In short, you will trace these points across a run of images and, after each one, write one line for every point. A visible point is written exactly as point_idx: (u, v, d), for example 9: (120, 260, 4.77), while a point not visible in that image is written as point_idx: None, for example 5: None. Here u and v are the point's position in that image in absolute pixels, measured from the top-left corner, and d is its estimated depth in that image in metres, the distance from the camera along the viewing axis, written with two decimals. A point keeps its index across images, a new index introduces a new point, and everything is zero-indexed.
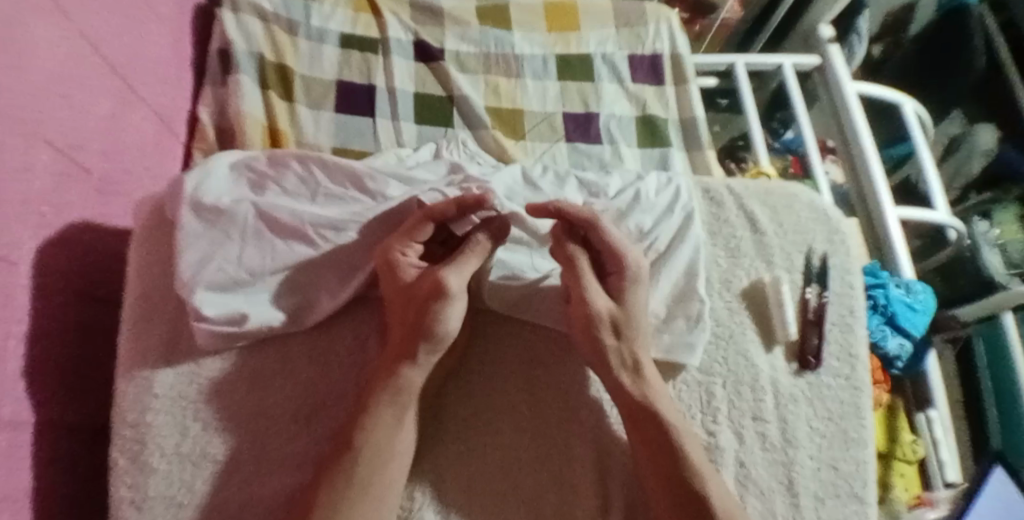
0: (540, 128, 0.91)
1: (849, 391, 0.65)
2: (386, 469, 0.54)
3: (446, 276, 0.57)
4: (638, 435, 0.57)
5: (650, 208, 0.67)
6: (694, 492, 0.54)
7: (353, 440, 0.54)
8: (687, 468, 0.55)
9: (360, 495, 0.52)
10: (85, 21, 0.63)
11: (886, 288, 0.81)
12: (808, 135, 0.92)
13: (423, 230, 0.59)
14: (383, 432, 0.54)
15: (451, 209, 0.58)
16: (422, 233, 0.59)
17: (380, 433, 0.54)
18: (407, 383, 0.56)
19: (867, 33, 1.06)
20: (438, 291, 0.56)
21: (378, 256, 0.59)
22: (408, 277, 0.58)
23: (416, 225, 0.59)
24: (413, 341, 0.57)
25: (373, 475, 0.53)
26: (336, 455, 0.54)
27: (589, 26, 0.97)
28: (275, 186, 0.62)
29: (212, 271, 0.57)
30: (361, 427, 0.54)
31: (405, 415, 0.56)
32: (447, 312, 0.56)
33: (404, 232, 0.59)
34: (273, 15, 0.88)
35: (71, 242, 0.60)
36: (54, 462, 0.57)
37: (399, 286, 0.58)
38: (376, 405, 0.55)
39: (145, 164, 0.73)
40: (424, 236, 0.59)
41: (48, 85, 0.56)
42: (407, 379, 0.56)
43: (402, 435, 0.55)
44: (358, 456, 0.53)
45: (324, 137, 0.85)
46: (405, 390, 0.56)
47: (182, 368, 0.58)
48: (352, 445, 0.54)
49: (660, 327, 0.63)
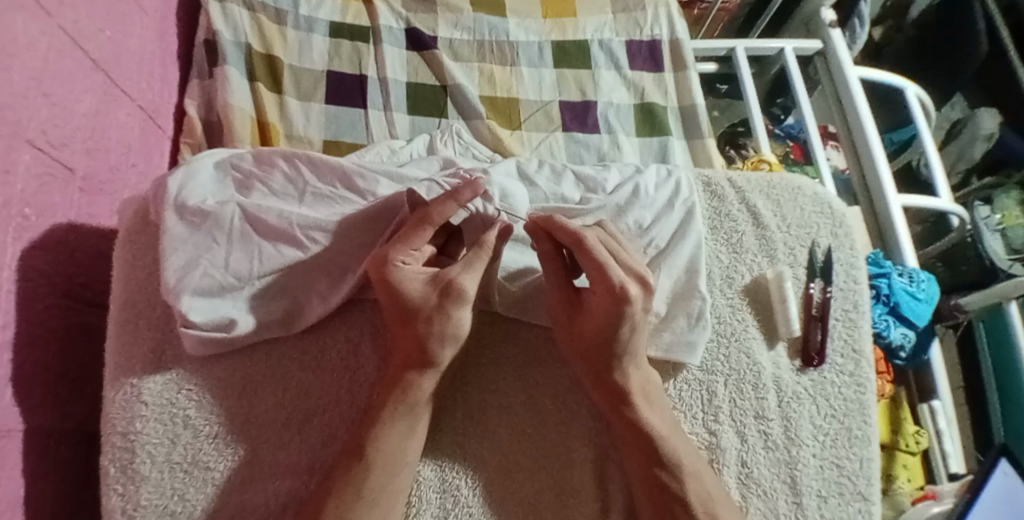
0: (536, 118, 0.88)
1: (853, 387, 0.64)
2: (395, 480, 0.53)
3: (462, 280, 0.56)
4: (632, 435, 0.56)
5: (650, 204, 0.65)
6: (674, 495, 0.55)
7: (362, 449, 0.52)
8: (682, 471, 0.55)
9: (365, 507, 0.51)
10: (66, 15, 0.61)
11: (890, 277, 0.79)
12: (810, 121, 0.90)
13: (417, 235, 0.56)
14: (393, 443, 0.53)
15: (451, 208, 0.55)
16: (422, 237, 0.56)
17: (386, 443, 0.53)
18: (420, 392, 0.55)
19: (868, 17, 1.04)
20: (455, 295, 0.55)
21: (374, 266, 0.56)
22: (410, 288, 0.55)
23: (413, 232, 0.56)
24: (423, 343, 0.55)
25: (382, 487, 0.52)
26: (345, 465, 0.52)
27: (586, 12, 0.94)
28: (261, 186, 0.60)
29: (198, 276, 0.55)
30: (367, 436, 0.53)
31: (417, 423, 0.55)
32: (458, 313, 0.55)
33: (402, 239, 0.56)
34: (260, 5, 0.86)
35: (55, 246, 0.57)
36: (42, 472, 0.56)
37: (400, 297, 0.55)
38: (388, 416, 0.54)
39: (132, 162, 0.71)
40: (423, 241, 0.56)
41: (28, 83, 0.54)
42: (420, 389, 0.55)
43: (413, 445, 0.54)
44: (368, 469, 0.52)
45: (315, 130, 0.83)
46: (420, 400, 0.55)
47: (171, 374, 0.56)
48: (355, 454, 0.53)
49: (660, 325, 0.61)
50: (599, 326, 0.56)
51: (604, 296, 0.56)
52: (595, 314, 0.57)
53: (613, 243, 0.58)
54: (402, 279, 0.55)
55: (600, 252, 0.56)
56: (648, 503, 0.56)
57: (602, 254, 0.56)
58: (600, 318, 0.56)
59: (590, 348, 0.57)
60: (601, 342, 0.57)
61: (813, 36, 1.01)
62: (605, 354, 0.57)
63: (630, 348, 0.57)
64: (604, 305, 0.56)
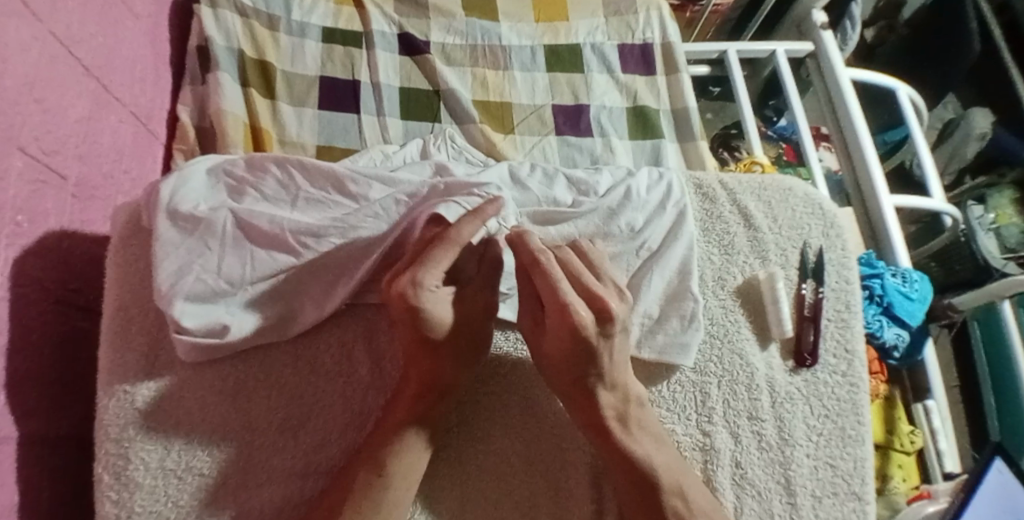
0: (529, 122, 0.89)
1: (846, 387, 0.64)
2: (409, 492, 0.54)
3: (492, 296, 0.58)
4: (611, 447, 0.55)
5: (642, 206, 0.65)
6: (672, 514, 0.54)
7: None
8: (664, 484, 0.54)
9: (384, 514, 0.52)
10: (58, 21, 0.61)
11: (883, 277, 0.79)
12: (802, 122, 0.90)
13: (441, 256, 0.53)
14: (414, 454, 0.54)
15: (476, 226, 0.54)
16: (447, 259, 0.54)
17: (412, 457, 0.54)
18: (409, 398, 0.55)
19: (860, 18, 1.05)
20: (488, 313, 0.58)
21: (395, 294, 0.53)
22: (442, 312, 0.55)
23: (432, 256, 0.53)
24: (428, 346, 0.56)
25: (401, 499, 0.53)
26: (351, 473, 0.53)
27: (578, 15, 0.95)
28: (254, 191, 0.60)
29: (190, 281, 0.55)
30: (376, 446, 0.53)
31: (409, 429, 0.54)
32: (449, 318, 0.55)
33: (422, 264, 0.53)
34: (254, 11, 0.86)
35: (48, 252, 0.57)
36: (37, 478, 0.56)
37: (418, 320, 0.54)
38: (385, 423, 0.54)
39: (124, 168, 0.71)
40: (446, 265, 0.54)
41: (20, 89, 0.54)
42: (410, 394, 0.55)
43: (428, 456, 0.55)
44: (388, 483, 0.52)
45: (308, 135, 0.83)
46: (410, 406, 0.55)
47: (165, 380, 0.56)
48: (363, 464, 0.53)
49: (653, 327, 0.61)
50: (562, 348, 0.55)
51: (555, 317, 0.53)
52: (555, 334, 0.55)
53: (575, 263, 0.55)
54: (431, 304, 0.54)
55: (556, 272, 0.53)
56: (633, 509, 0.55)
57: (559, 275, 0.53)
58: (563, 341, 0.54)
59: (567, 368, 0.56)
60: (564, 359, 0.55)
61: (805, 37, 1.02)
62: (574, 372, 0.55)
63: (603, 368, 0.55)
64: (564, 330, 0.53)
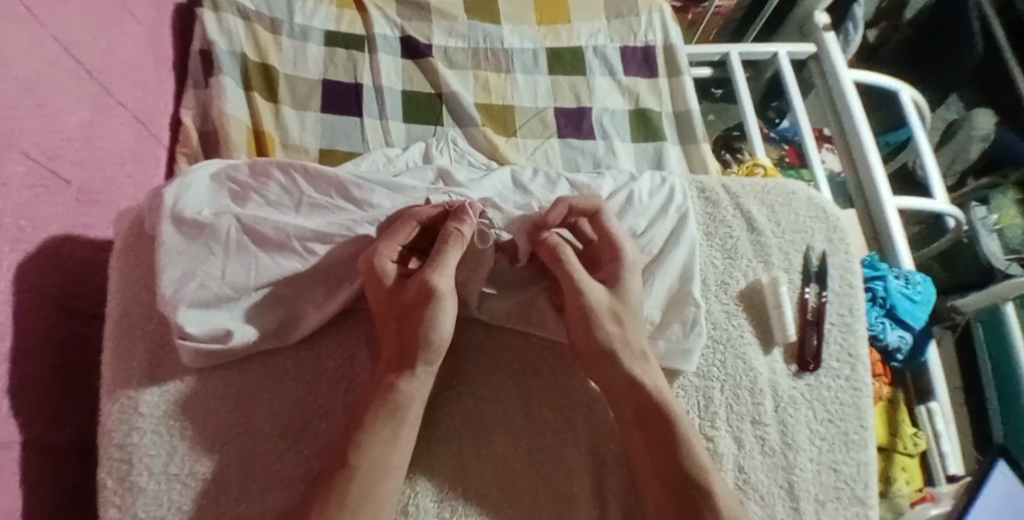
0: (532, 125, 0.89)
1: (850, 392, 0.64)
2: (382, 486, 0.51)
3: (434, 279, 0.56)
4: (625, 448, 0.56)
5: (643, 211, 0.65)
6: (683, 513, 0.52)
7: (347, 457, 0.51)
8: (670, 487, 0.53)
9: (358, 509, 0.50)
10: (59, 27, 0.61)
11: (886, 279, 0.79)
12: (804, 124, 0.90)
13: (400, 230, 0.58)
14: (381, 446, 0.52)
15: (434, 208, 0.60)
16: (404, 233, 0.58)
17: (379, 449, 0.52)
18: (405, 398, 0.54)
19: (862, 20, 1.05)
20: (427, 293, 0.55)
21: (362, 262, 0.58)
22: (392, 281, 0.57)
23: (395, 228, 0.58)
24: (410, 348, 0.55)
25: (367, 493, 0.51)
26: (331, 475, 0.51)
27: (579, 18, 0.95)
28: (258, 196, 0.60)
29: (194, 288, 0.55)
30: (352, 442, 0.52)
31: (405, 430, 0.54)
32: (438, 316, 0.55)
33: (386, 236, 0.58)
34: (255, 14, 0.86)
35: (50, 257, 0.57)
36: (39, 484, 0.55)
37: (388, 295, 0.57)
38: (375, 423, 0.53)
39: (127, 172, 0.71)
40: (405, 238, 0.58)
41: (22, 94, 0.54)
42: (405, 394, 0.54)
43: (399, 448, 0.53)
44: (352, 475, 0.50)
45: (310, 139, 0.83)
46: (405, 406, 0.54)
47: (168, 386, 0.56)
48: (341, 462, 0.51)
49: (655, 333, 0.62)
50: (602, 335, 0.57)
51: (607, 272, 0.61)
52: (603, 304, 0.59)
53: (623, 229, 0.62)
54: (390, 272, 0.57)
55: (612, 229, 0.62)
56: None
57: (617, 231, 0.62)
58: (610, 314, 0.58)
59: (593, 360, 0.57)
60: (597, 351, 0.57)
61: (807, 39, 1.02)
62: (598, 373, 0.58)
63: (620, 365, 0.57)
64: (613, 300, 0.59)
